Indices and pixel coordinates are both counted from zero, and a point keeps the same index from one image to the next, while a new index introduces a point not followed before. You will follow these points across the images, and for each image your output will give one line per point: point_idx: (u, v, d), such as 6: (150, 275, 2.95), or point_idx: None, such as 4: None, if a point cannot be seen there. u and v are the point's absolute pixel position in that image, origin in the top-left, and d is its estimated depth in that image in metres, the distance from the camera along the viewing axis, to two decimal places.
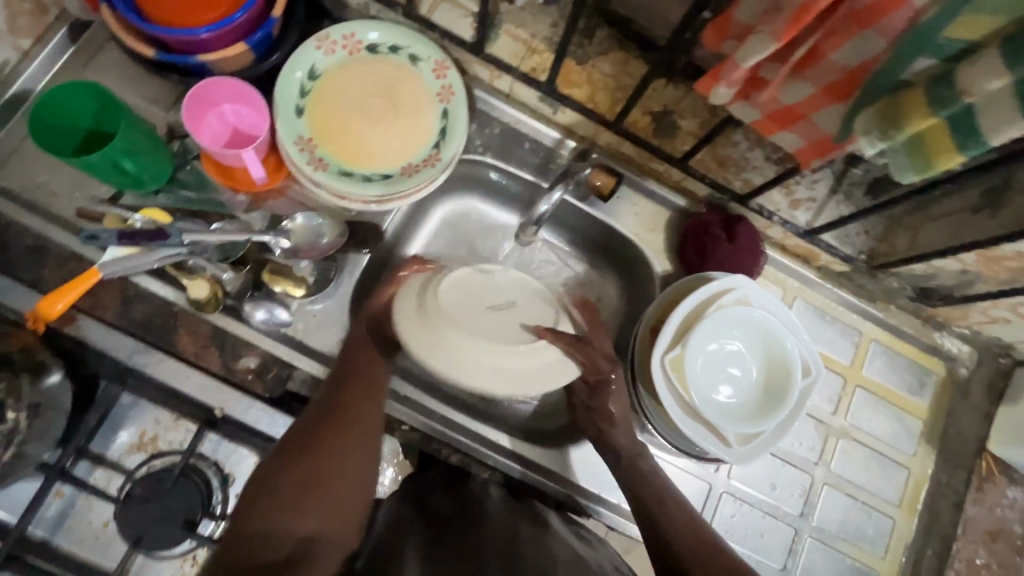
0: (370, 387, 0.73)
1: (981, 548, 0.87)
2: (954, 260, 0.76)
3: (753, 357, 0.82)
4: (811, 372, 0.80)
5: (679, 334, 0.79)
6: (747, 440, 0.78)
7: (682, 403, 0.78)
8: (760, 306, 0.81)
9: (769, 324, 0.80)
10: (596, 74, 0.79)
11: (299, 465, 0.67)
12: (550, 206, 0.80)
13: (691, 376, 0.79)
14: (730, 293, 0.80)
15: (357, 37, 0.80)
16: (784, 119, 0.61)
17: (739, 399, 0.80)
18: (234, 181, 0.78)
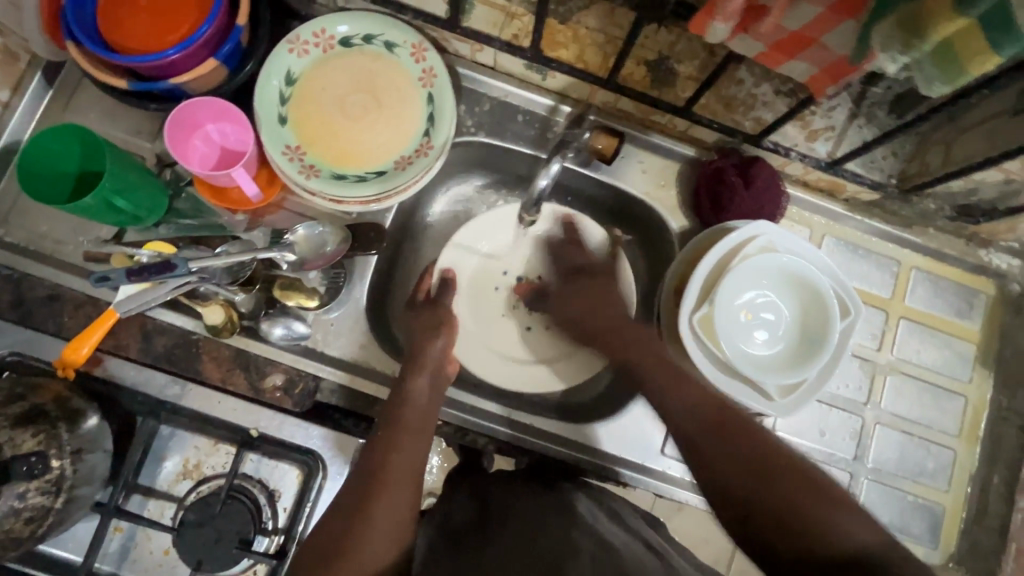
0: (411, 451, 0.68)
1: None
2: (995, 171, 0.69)
3: (783, 307, 0.78)
4: (850, 312, 0.76)
5: (705, 293, 0.75)
6: (789, 391, 0.74)
7: (715, 359, 0.74)
8: (786, 250, 0.76)
9: (796, 269, 0.76)
10: (582, 30, 0.75)
11: (373, 499, 0.63)
12: (548, 179, 0.79)
13: (722, 335, 0.74)
14: (753, 242, 0.75)
15: (328, 32, 0.77)
16: (792, 47, 0.56)
17: (772, 350, 0.77)
18: (231, 203, 0.77)
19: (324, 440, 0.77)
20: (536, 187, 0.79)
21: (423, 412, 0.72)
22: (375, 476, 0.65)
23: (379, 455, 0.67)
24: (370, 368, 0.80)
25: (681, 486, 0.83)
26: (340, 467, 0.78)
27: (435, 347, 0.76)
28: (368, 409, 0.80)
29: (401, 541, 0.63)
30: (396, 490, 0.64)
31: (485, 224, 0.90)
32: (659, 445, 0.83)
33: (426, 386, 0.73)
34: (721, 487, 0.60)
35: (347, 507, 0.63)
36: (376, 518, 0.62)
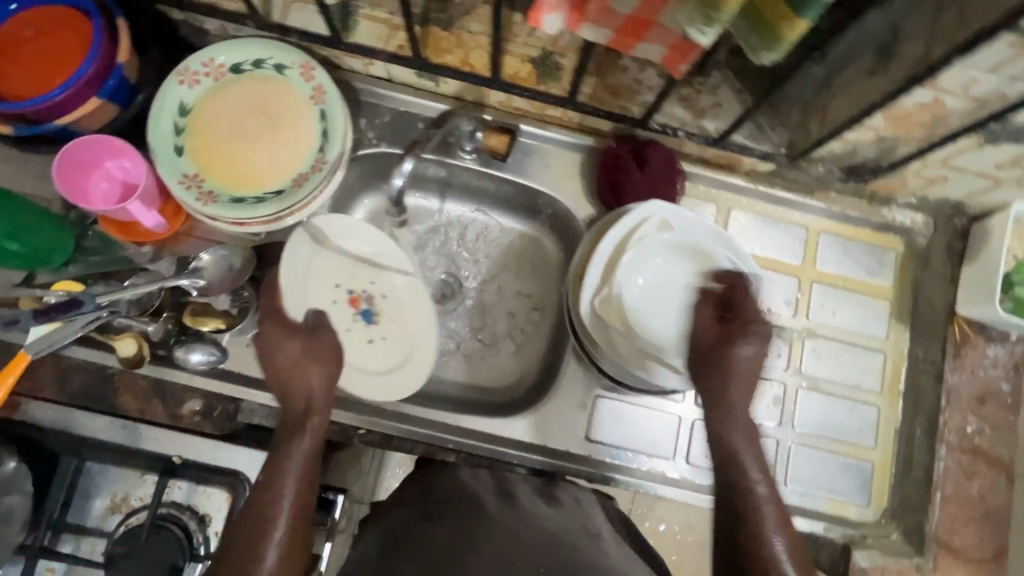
0: (303, 489, 0.63)
1: (970, 415, 0.82)
2: (865, 129, 0.71)
3: (688, 283, 0.79)
4: (750, 281, 0.78)
5: (605, 278, 0.77)
6: None
7: (624, 341, 0.76)
8: (683, 227, 0.78)
9: (693, 242, 0.78)
10: (465, 34, 0.80)
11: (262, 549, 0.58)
12: (403, 178, 0.81)
13: (624, 315, 0.76)
14: (648, 222, 0.78)
15: (217, 61, 0.79)
16: (636, 31, 0.58)
17: (680, 326, 0.78)
18: (135, 236, 0.78)
19: (245, 461, 0.76)
20: (393, 184, 0.82)
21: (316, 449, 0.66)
22: (260, 517, 0.60)
23: (263, 497, 0.61)
24: None
25: (611, 469, 0.84)
26: None
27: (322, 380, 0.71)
28: None
29: None
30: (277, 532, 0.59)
31: (350, 226, 0.84)
32: (585, 431, 0.84)
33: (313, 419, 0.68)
34: None
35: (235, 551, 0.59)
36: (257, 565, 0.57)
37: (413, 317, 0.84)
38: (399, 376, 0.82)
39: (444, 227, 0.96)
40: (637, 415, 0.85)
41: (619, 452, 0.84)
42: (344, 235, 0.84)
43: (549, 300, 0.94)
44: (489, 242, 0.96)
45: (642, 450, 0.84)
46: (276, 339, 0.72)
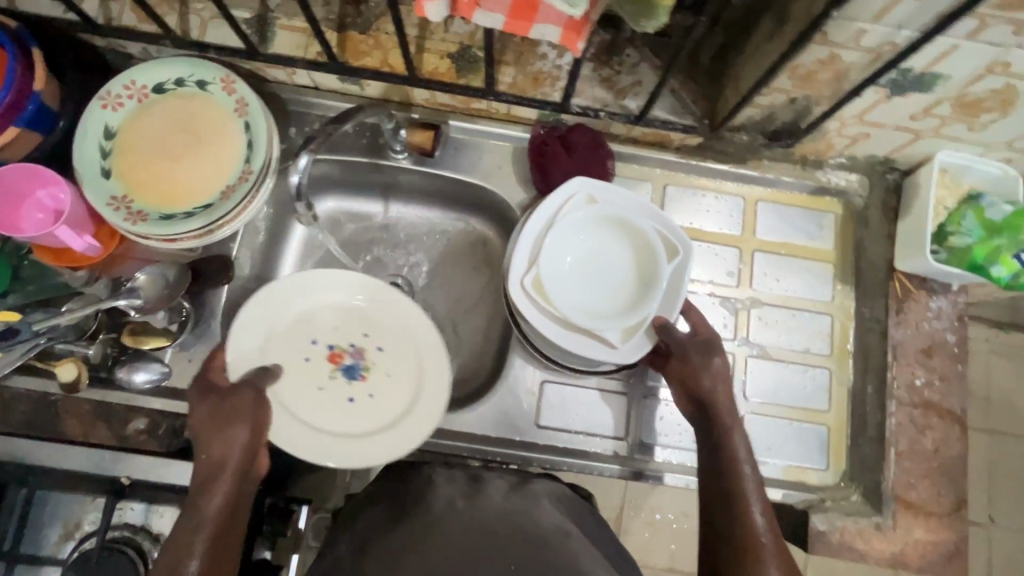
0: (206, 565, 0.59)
1: (918, 368, 0.82)
2: (775, 92, 0.72)
3: (617, 258, 0.79)
4: (678, 251, 0.77)
5: (531, 256, 0.77)
6: (630, 335, 0.75)
7: (555, 319, 0.76)
8: (606, 201, 0.78)
9: (618, 215, 0.78)
10: (381, 36, 0.81)
11: None
12: (300, 174, 0.71)
13: (553, 292, 0.76)
14: (572, 199, 0.78)
15: (139, 82, 0.80)
16: (526, 11, 0.58)
17: (612, 299, 0.78)
18: (72, 261, 0.78)
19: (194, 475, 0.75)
20: (290, 183, 0.72)
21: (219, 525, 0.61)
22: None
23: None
24: None
25: (564, 454, 0.83)
26: None
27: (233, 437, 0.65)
28: None
29: None
30: None
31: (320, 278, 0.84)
32: (536, 418, 0.84)
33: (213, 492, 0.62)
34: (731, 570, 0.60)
35: None
36: None
37: (406, 368, 0.83)
38: (393, 432, 0.80)
39: (384, 228, 0.96)
40: (586, 398, 0.85)
41: (571, 435, 0.84)
42: (312, 287, 0.84)
43: (496, 292, 0.95)
44: (432, 240, 0.96)
45: (593, 431, 0.84)
46: (194, 402, 0.69)
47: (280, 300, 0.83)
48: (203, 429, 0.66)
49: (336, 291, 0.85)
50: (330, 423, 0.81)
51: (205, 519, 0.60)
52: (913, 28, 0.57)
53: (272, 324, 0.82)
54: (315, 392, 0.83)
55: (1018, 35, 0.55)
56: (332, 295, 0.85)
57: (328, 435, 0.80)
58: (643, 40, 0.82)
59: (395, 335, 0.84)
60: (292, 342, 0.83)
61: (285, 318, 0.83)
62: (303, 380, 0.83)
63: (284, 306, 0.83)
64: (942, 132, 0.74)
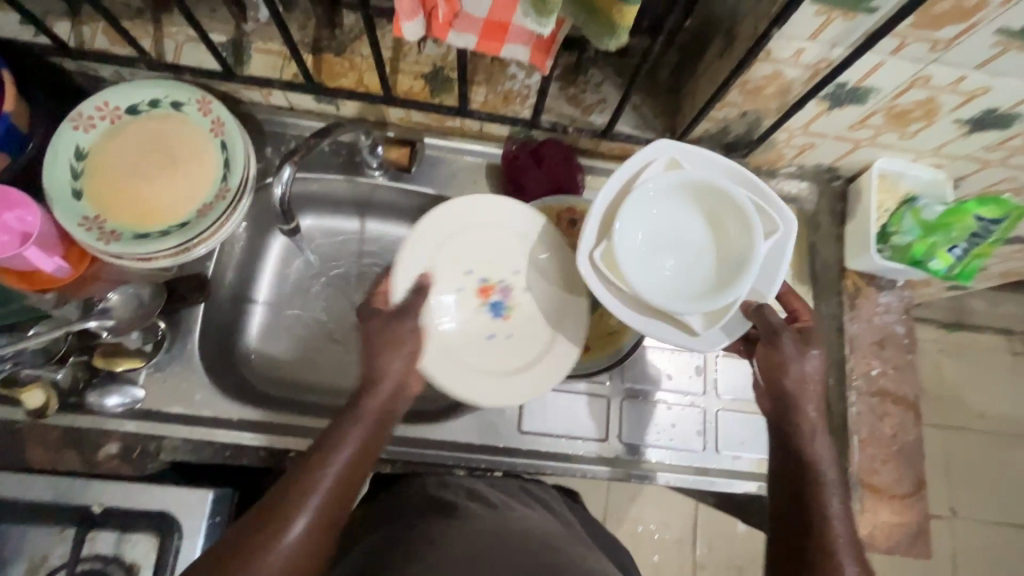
0: (342, 486, 0.60)
1: (873, 359, 0.88)
2: (728, 106, 0.78)
3: (702, 233, 0.70)
4: (777, 230, 0.69)
5: (602, 230, 0.69)
6: (714, 321, 0.68)
7: (629, 300, 0.68)
8: (692, 168, 0.70)
9: (712, 181, 0.68)
10: (356, 59, 0.84)
11: (272, 546, 0.55)
12: (283, 186, 0.74)
13: (631, 268, 0.67)
14: (652, 164, 0.70)
15: (111, 104, 0.80)
16: (498, 34, 0.62)
17: (698, 279, 0.69)
18: (41, 283, 0.77)
19: (168, 501, 0.74)
20: (274, 194, 0.75)
21: (364, 444, 0.63)
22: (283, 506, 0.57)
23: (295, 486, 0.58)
24: (208, 418, 0.78)
25: (548, 457, 0.85)
26: (196, 521, 0.74)
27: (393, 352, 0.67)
28: (216, 458, 0.78)
29: None
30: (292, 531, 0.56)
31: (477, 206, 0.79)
32: (518, 424, 0.85)
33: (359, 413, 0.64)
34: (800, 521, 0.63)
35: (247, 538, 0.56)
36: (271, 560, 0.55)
37: (551, 313, 0.79)
38: (544, 368, 0.77)
39: (363, 241, 0.98)
40: (566, 402, 0.87)
41: (554, 439, 0.85)
42: (471, 214, 0.79)
43: None
44: None
45: (574, 434, 0.86)
46: (361, 322, 0.70)
47: (441, 229, 0.78)
48: (365, 344, 0.68)
49: (488, 224, 0.79)
50: (470, 357, 0.77)
51: (347, 437, 0.63)
52: (843, 46, 0.63)
53: (449, 243, 0.79)
54: (472, 320, 0.80)
55: (933, 52, 0.62)
56: (485, 224, 0.79)
57: (472, 371, 0.76)
58: (605, 61, 0.88)
59: (542, 274, 0.80)
60: (477, 252, 0.80)
61: (452, 239, 0.79)
62: (467, 302, 0.80)
63: (456, 228, 0.79)
64: (877, 141, 0.81)
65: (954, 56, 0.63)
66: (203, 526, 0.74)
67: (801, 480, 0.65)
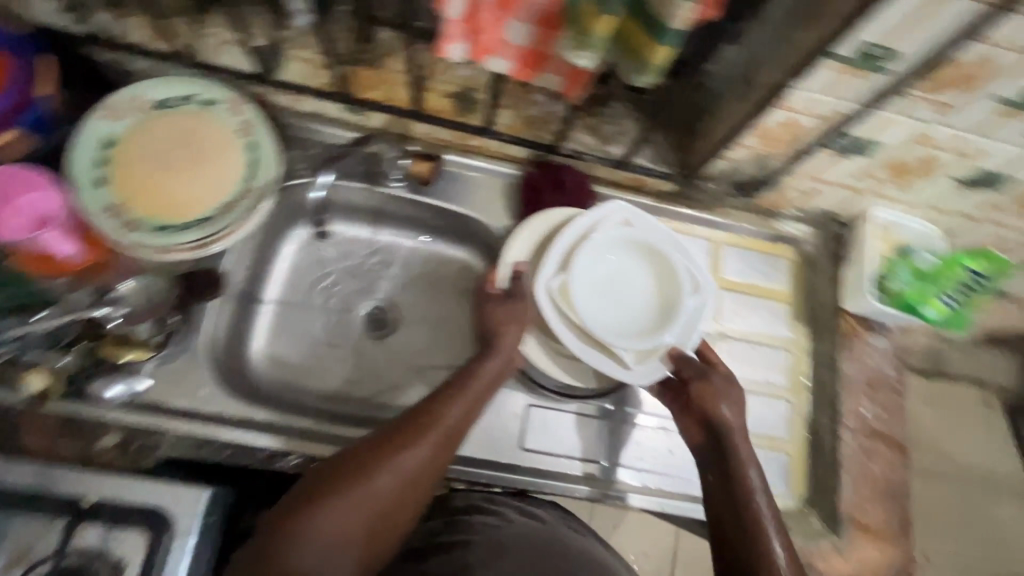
0: (460, 425, 0.71)
1: (865, 400, 0.91)
2: (742, 148, 0.82)
3: (643, 280, 0.88)
4: (701, 291, 0.87)
5: (561, 264, 0.85)
6: (641, 357, 0.83)
7: (574, 327, 0.83)
8: (642, 226, 0.88)
9: (650, 242, 0.88)
10: (389, 73, 0.87)
11: (395, 459, 0.66)
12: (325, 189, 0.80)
13: (577, 300, 0.84)
14: (611, 217, 0.88)
15: (143, 98, 0.82)
16: (534, 62, 0.64)
17: (629, 322, 0.86)
18: (53, 267, 0.76)
19: (164, 496, 0.73)
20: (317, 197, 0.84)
21: (481, 393, 0.74)
22: (408, 432, 0.68)
23: (422, 417, 0.70)
24: (216, 414, 0.79)
25: (549, 477, 0.85)
26: (190, 520, 0.73)
27: (513, 323, 0.80)
28: (215, 456, 0.78)
29: (355, 539, 0.63)
30: (410, 454, 0.66)
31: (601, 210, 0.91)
32: (521, 441, 0.86)
33: (482, 368, 0.76)
34: (738, 530, 0.71)
35: (372, 448, 0.67)
36: (393, 472, 0.65)
37: None
38: None
39: (372, 255, 0.99)
40: (568, 423, 0.88)
41: (553, 458, 0.86)
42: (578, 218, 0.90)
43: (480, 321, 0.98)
44: (420, 268, 1.00)
45: (574, 455, 0.87)
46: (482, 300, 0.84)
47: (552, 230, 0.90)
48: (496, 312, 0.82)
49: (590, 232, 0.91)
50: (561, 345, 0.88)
51: (474, 384, 0.74)
52: (855, 101, 0.68)
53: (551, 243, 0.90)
54: None
55: (937, 114, 0.67)
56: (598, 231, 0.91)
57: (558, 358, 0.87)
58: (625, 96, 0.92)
59: None
60: None
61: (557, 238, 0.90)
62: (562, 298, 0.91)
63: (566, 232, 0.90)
64: (878, 191, 0.86)
65: (956, 120, 0.67)
66: (197, 526, 0.73)
67: (742, 523, 0.71)
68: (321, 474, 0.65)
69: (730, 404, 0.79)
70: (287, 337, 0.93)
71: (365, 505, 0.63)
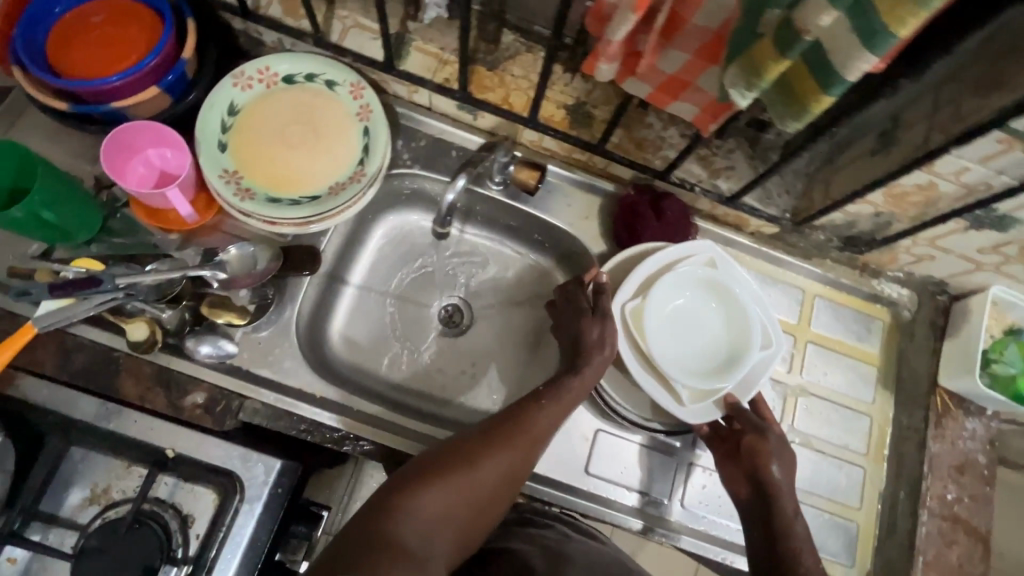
0: (549, 427, 0.73)
1: (950, 483, 0.86)
2: (866, 204, 0.78)
3: (718, 320, 0.85)
4: (771, 346, 0.83)
5: (640, 288, 0.84)
6: (699, 398, 0.80)
7: (637, 353, 0.81)
8: (726, 270, 0.86)
9: (730, 287, 0.85)
10: (508, 77, 0.85)
11: (493, 453, 0.69)
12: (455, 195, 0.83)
13: (649, 327, 0.82)
14: (697, 256, 0.85)
15: (272, 70, 0.83)
16: (673, 90, 0.64)
17: (694, 360, 0.83)
18: (166, 222, 0.80)
19: (241, 460, 0.74)
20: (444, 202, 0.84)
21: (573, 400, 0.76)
22: (503, 430, 0.72)
23: (517, 417, 0.73)
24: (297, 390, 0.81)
25: (609, 506, 0.84)
26: (259, 488, 0.73)
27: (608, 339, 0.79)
28: (290, 429, 0.80)
29: (456, 525, 0.66)
30: (506, 449, 0.70)
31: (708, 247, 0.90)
32: (585, 465, 0.85)
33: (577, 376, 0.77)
34: None
35: (471, 441, 0.71)
36: (490, 465, 0.69)
37: None
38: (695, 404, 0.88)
39: (455, 254, 0.99)
40: (635, 454, 0.86)
41: (614, 487, 0.85)
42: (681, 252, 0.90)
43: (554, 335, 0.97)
44: (500, 273, 0.99)
45: (637, 488, 0.85)
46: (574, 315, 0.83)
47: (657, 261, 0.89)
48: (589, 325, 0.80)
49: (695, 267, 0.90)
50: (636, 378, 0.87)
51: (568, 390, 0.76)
52: (1011, 175, 0.64)
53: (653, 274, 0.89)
54: None
55: None
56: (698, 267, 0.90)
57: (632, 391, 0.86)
58: None
59: None
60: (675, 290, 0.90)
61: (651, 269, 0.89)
62: None
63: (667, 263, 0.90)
64: (1003, 270, 0.81)
65: None
66: (265, 495, 0.73)
67: None
68: (423, 460, 0.69)
69: (782, 464, 0.76)
70: (364, 321, 0.93)
71: (466, 492, 0.67)
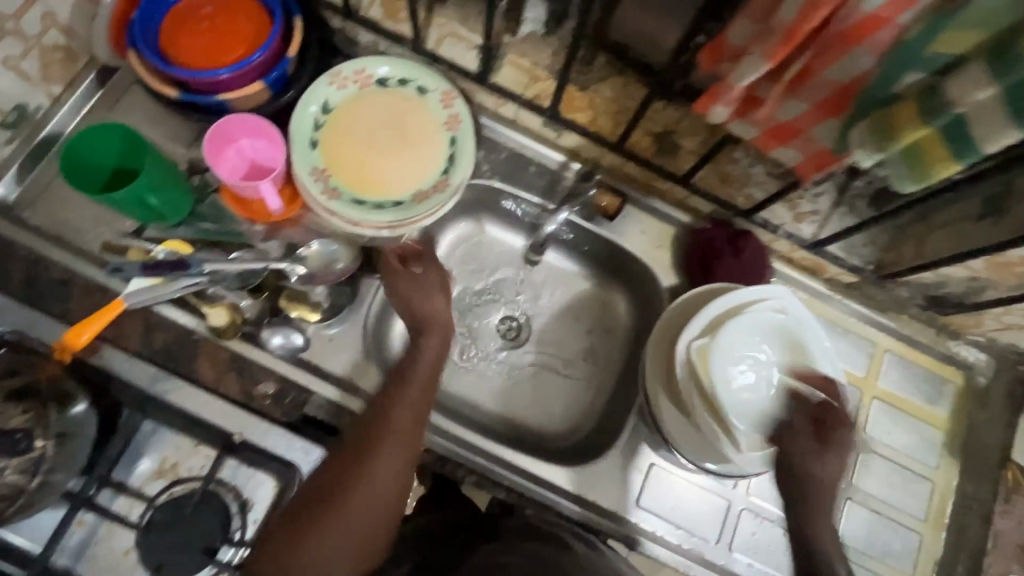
0: (414, 424, 0.70)
1: (1014, 563, 0.83)
2: (961, 268, 0.76)
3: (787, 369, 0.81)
4: None
5: (709, 326, 0.81)
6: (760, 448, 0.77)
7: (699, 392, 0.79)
8: (796, 315, 0.81)
9: (800, 335, 0.81)
10: (598, 98, 0.83)
11: (367, 468, 0.67)
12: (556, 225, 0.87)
13: (716, 369, 0.79)
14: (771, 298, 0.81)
15: (367, 72, 0.84)
16: (782, 135, 0.62)
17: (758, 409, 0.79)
18: (253, 213, 0.81)
19: (302, 454, 0.75)
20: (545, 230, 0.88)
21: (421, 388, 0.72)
22: (366, 446, 0.68)
23: (376, 425, 0.69)
24: (361, 391, 0.81)
25: (655, 540, 0.83)
26: None
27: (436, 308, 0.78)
28: None
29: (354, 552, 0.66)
30: (381, 461, 0.67)
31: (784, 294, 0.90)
32: (636, 496, 0.84)
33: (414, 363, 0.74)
34: None
35: (343, 464, 0.68)
36: (368, 483, 0.66)
37: None
38: None
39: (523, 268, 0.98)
40: (686, 492, 0.85)
41: (662, 522, 0.84)
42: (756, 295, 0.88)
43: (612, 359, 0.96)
44: (561, 291, 0.99)
45: (685, 526, 0.84)
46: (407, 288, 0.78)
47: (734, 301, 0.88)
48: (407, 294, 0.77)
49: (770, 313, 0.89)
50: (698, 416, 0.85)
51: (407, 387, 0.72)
52: None
53: None
54: None
55: None
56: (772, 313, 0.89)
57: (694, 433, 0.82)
58: None
59: None
60: None
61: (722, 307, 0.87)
62: None
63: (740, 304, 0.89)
64: None
65: None
66: None
67: None
68: (305, 492, 0.67)
69: None
70: None
71: (354, 514, 0.66)
